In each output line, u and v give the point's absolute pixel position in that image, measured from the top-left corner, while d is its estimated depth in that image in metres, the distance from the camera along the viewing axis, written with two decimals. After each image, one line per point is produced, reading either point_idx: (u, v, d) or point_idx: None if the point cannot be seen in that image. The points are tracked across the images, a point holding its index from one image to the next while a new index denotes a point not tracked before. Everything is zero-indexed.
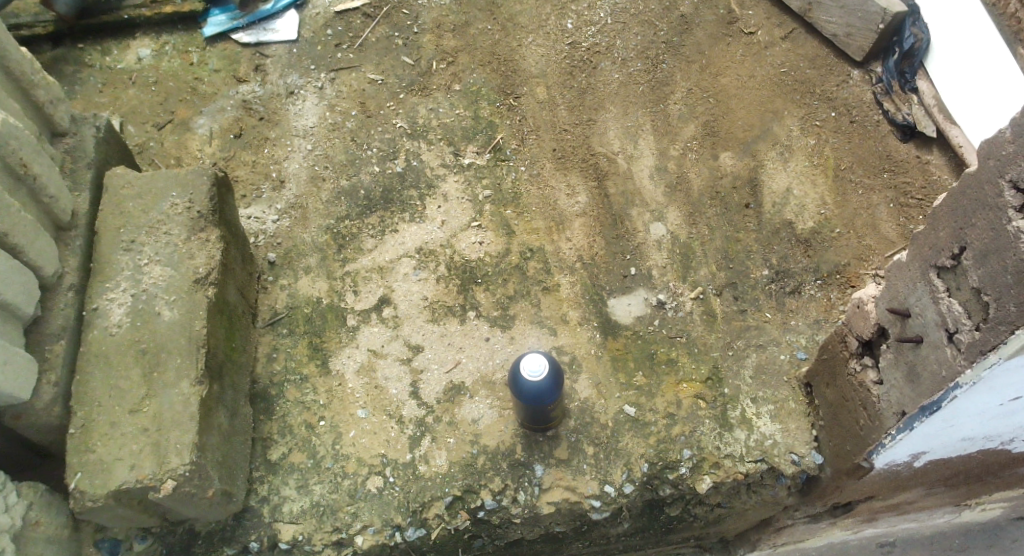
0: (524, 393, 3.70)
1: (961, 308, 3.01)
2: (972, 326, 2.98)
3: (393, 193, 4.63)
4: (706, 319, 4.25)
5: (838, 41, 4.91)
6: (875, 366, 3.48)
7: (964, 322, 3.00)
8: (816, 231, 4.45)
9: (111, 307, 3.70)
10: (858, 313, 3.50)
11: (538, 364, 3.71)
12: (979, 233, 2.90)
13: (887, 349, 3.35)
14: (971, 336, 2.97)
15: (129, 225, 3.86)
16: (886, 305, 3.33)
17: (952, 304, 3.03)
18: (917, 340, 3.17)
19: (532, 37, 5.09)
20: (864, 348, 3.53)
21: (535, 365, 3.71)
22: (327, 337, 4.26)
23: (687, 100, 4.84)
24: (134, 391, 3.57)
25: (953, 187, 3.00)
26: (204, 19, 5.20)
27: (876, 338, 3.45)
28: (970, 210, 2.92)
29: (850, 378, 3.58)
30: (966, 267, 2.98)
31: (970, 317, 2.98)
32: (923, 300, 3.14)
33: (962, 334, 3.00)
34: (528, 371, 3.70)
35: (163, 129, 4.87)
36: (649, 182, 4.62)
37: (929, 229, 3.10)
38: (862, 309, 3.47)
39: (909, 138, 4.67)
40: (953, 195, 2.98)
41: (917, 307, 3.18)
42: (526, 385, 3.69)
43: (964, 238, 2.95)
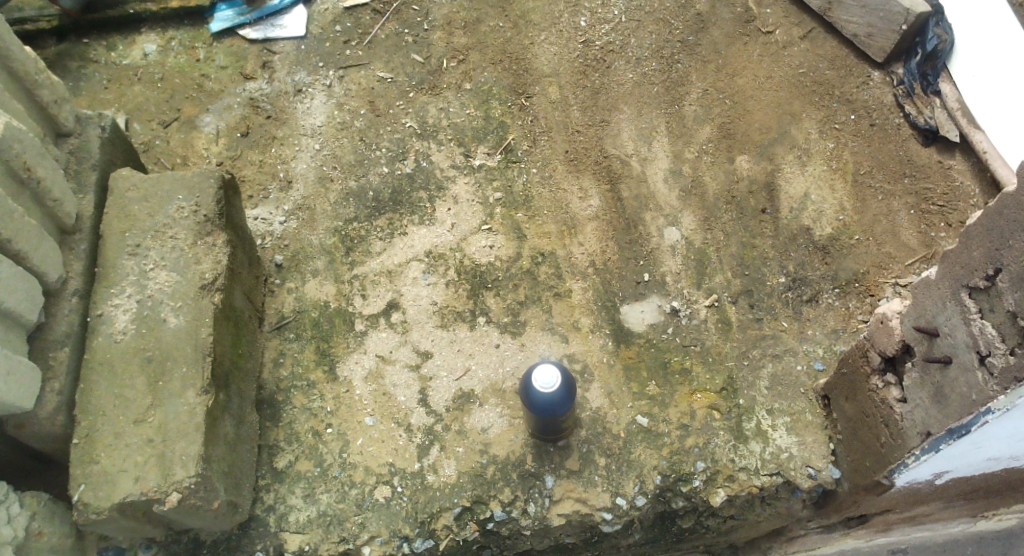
0: (534, 405, 3.63)
1: (994, 331, 2.92)
2: (1005, 350, 2.89)
3: (402, 195, 4.56)
4: (721, 328, 4.16)
5: (859, 41, 4.77)
6: (898, 383, 3.38)
7: (997, 346, 2.91)
8: (835, 238, 4.36)
9: (116, 313, 3.63)
10: (882, 329, 3.39)
11: (551, 379, 3.62)
12: (1017, 255, 2.81)
13: (911, 367, 3.26)
14: (1004, 361, 2.89)
15: (134, 228, 3.78)
16: (912, 322, 3.22)
17: (985, 326, 2.94)
18: (946, 360, 3.09)
19: (545, 35, 4.98)
20: (886, 364, 3.44)
21: (548, 380, 3.62)
22: (334, 343, 4.21)
23: (702, 101, 4.74)
24: (138, 400, 3.50)
25: (989, 206, 2.90)
26: (211, 14, 5.11)
27: (901, 355, 3.34)
28: (1009, 231, 2.82)
29: (872, 395, 3.48)
30: (1001, 289, 2.89)
31: (1005, 341, 2.90)
32: (954, 320, 3.05)
33: (995, 358, 2.92)
34: (540, 384, 3.61)
35: (169, 127, 4.80)
36: (662, 186, 4.52)
37: (962, 247, 3.00)
38: (887, 325, 3.36)
39: (931, 142, 4.55)
40: (989, 213, 2.88)
41: (947, 326, 3.09)
42: (538, 399, 3.61)
43: (1000, 258, 2.86)
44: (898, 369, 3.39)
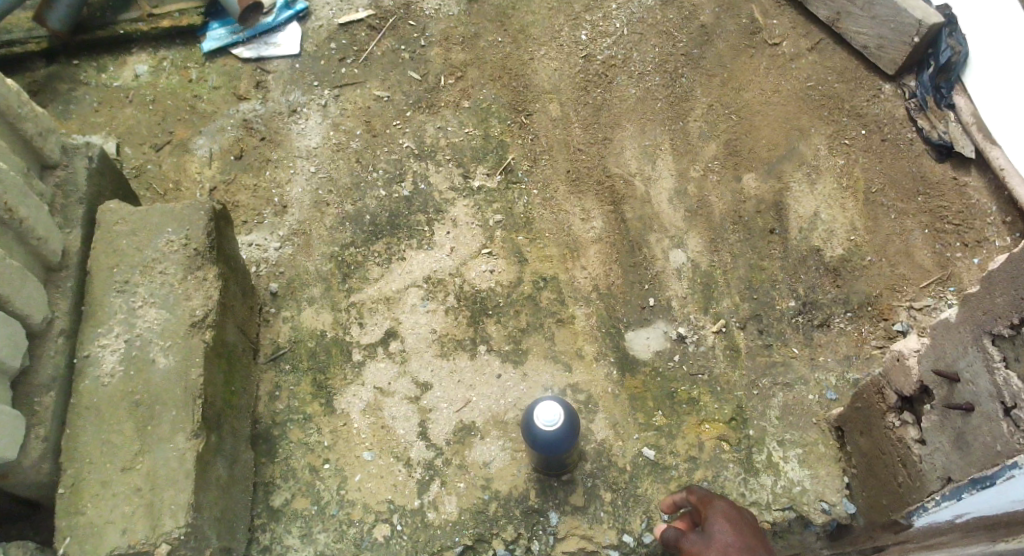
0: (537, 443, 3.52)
1: (1021, 381, 2.89)
2: None
3: (400, 218, 4.44)
4: (729, 355, 4.04)
5: (869, 53, 4.62)
6: (915, 423, 3.34)
7: None
8: (846, 259, 4.22)
9: (103, 354, 3.53)
10: (898, 367, 3.39)
11: (553, 418, 3.48)
12: None
13: (931, 410, 3.23)
14: None
15: (122, 263, 3.67)
16: (930, 364, 3.24)
17: (1010, 376, 2.92)
18: (967, 407, 3.06)
19: (545, 50, 4.82)
20: (903, 403, 3.41)
21: (551, 419, 3.48)
22: (331, 374, 4.10)
23: (708, 117, 4.59)
24: (126, 446, 3.40)
25: (1013, 254, 2.92)
26: (202, 33, 4.97)
27: (918, 395, 3.33)
28: None
29: (888, 433, 3.45)
30: None
31: None
32: (975, 365, 3.04)
33: (1021, 410, 2.88)
34: (543, 423, 3.48)
35: (161, 151, 4.68)
36: (667, 206, 4.39)
37: (985, 292, 3.01)
38: (903, 363, 3.36)
39: (945, 159, 4.39)
40: (1014, 261, 2.89)
41: (969, 372, 3.07)
42: (540, 438, 3.49)
43: None
44: (914, 409, 3.36)
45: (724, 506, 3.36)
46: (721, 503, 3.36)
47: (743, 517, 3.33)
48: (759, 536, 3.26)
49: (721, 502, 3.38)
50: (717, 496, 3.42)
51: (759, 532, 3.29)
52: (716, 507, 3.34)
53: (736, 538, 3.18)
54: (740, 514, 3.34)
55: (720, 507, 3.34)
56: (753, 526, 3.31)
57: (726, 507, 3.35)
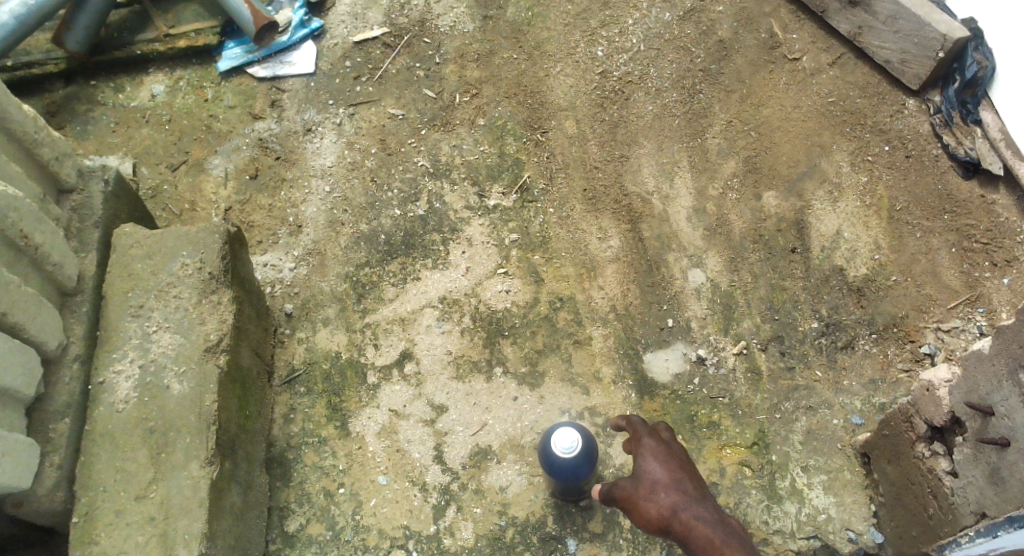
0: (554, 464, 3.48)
1: None
2: None
3: (415, 238, 4.39)
4: (750, 378, 4.01)
5: (891, 68, 4.54)
6: (947, 454, 3.36)
7: None
8: (870, 279, 4.18)
9: (118, 380, 3.50)
10: (928, 397, 3.39)
11: (571, 445, 3.41)
12: None
13: (964, 443, 3.25)
14: None
15: (137, 287, 3.64)
16: (962, 396, 3.24)
17: None
18: (1003, 442, 3.07)
19: (560, 66, 4.74)
20: (933, 433, 3.42)
21: (569, 446, 3.41)
22: (346, 396, 4.05)
23: (726, 134, 4.53)
24: (140, 474, 3.37)
25: None
26: (218, 52, 4.94)
27: (949, 426, 3.34)
28: None
29: (917, 463, 3.47)
30: None
31: None
32: (1011, 400, 3.06)
33: None
34: (560, 450, 3.42)
35: (177, 171, 4.66)
36: (686, 225, 4.33)
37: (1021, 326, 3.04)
38: (934, 393, 3.35)
39: (972, 176, 4.30)
40: None
41: (1004, 407, 3.09)
42: (557, 462, 3.45)
43: None
44: (946, 439, 3.37)
45: (653, 442, 3.31)
46: (649, 439, 3.32)
47: (672, 450, 3.33)
48: (689, 471, 3.28)
49: (650, 438, 3.32)
50: (646, 430, 3.34)
51: (689, 464, 3.31)
52: (645, 447, 3.30)
53: (667, 482, 3.20)
54: (668, 448, 3.33)
55: (648, 445, 3.30)
56: (684, 459, 3.32)
57: (653, 442, 3.31)
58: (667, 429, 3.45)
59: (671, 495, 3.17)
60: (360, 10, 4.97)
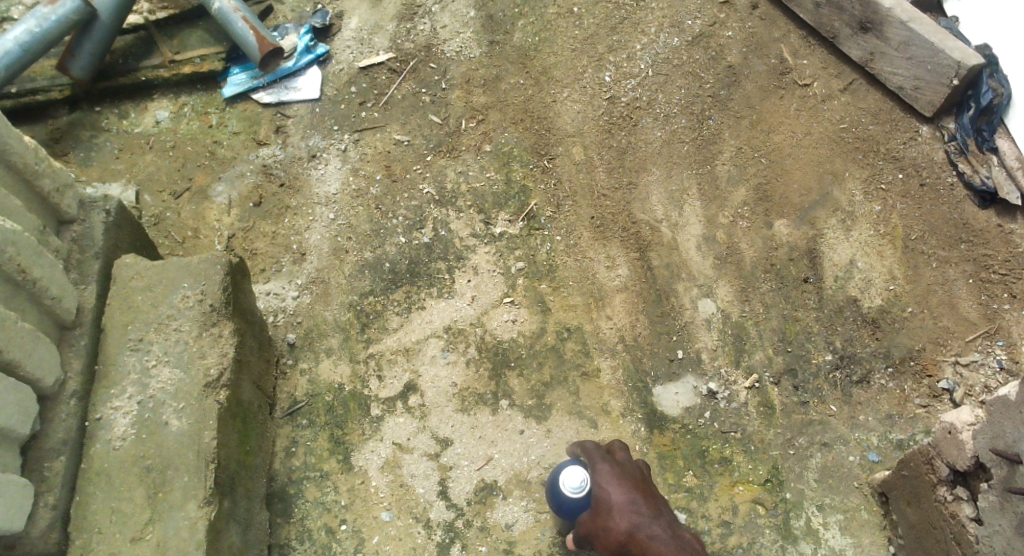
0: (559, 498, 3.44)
1: None
2: None
3: (420, 266, 4.32)
4: (763, 412, 3.93)
5: (904, 95, 4.46)
6: (970, 499, 3.27)
7: None
8: (885, 310, 4.08)
9: (115, 417, 3.46)
10: (950, 440, 3.31)
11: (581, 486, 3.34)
12: None
13: (988, 490, 3.15)
14: None
15: (136, 320, 3.59)
16: (988, 443, 3.15)
17: None
18: None
19: (567, 92, 4.68)
20: (956, 477, 3.33)
21: (578, 487, 3.34)
22: (349, 429, 3.99)
23: (736, 160, 4.45)
24: (137, 515, 3.33)
25: None
26: (223, 78, 4.89)
27: (972, 470, 3.25)
28: None
29: (938, 507, 3.38)
30: None
31: None
32: None
33: None
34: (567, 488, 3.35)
35: (181, 198, 4.60)
36: (696, 253, 4.25)
37: None
38: (956, 437, 3.27)
39: (989, 205, 4.23)
40: None
41: None
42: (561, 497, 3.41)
43: None
44: (968, 483, 3.29)
45: (607, 466, 3.38)
46: (603, 464, 3.38)
47: (625, 470, 3.41)
48: (643, 490, 3.36)
49: (604, 462, 3.39)
50: (599, 455, 3.40)
51: (642, 483, 3.40)
52: (600, 472, 3.36)
53: (623, 508, 3.28)
54: (621, 468, 3.40)
55: (602, 470, 3.37)
56: (636, 478, 3.40)
57: (607, 466, 3.38)
58: (619, 446, 3.52)
59: (626, 521, 3.26)
60: (366, 35, 4.92)
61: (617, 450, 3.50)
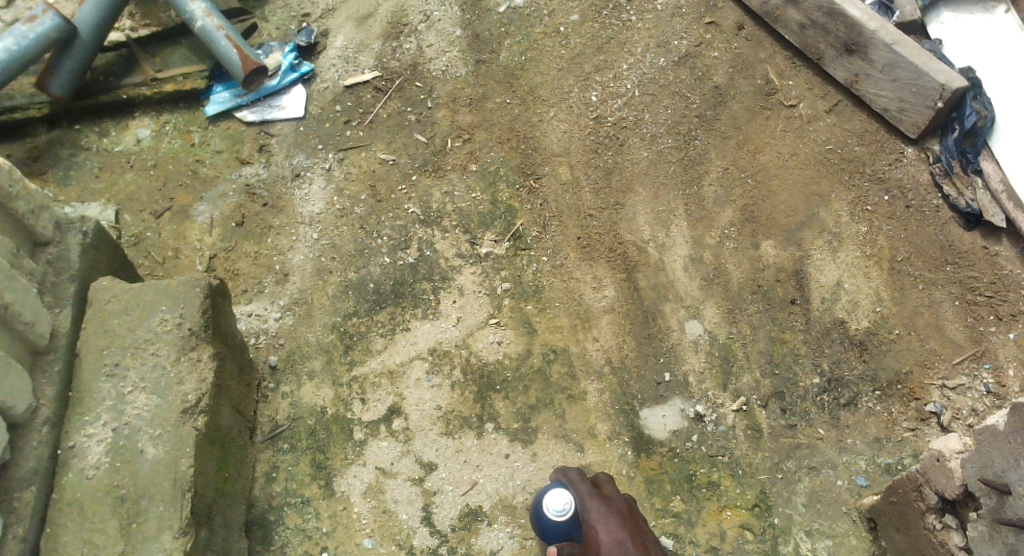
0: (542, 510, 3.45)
1: None
2: None
3: (404, 287, 4.27)
4: (751, 436, 3.90)
5: (889, 116, 4.45)
6: (959, 528, 3.24)
7: None
8: (872, 332, 4.06)
9: (89, 444, 3.40)
10: (938, 468, 3.28)
11: (567, 512, 3.35)
12: None
13: (977, 519, 3.11)
14: None
15: (113, 344, 3.54)
16: (976, 471, 3.11)
17: None
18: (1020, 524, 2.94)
19: (554, 111, 4.65)
20: (944, 504, 3.29)
21: (563, 510, 3.35)
22: (331, 453, 3.94)
23: (723, 181, 4.43)
24: (110, 546, 3.25)
25: None
26: (206, 96, 4.85)
27: (961, 498, 3.22)
28: None
29: (927, 534, 3.34)
30: None
31: None
32: None
33: None
34: (550, 508, 3.37)
35: (161, 218, 4.54)
36: (683, 274, 4.22)
37: None
38: (944, 464, 3.25)
39: (974, 227, 4.22)
40: None
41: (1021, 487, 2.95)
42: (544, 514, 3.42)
43: None
44: (957, 512, 3.25)
45: (596, 503, 3.30)
46: (591, 498, 3.32)
47: (614, 506, 3.33)
48: (634, 528, 3.25)
49: (593, 500, 3.31)
50: (587, 489, 3.36)
51: (632, 519, 3.30)
52: (588, 506, 3.30)
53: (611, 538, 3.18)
54: (610, 505, 3.32)
55: (590, 503, 3.31)
56: (627, 516, 3.30)
57: (595, 499, 3.32)
58: (607, 483, 3.49)
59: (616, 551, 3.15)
60: (351, 54, 4.89)
61: (605, 486, 3.46)
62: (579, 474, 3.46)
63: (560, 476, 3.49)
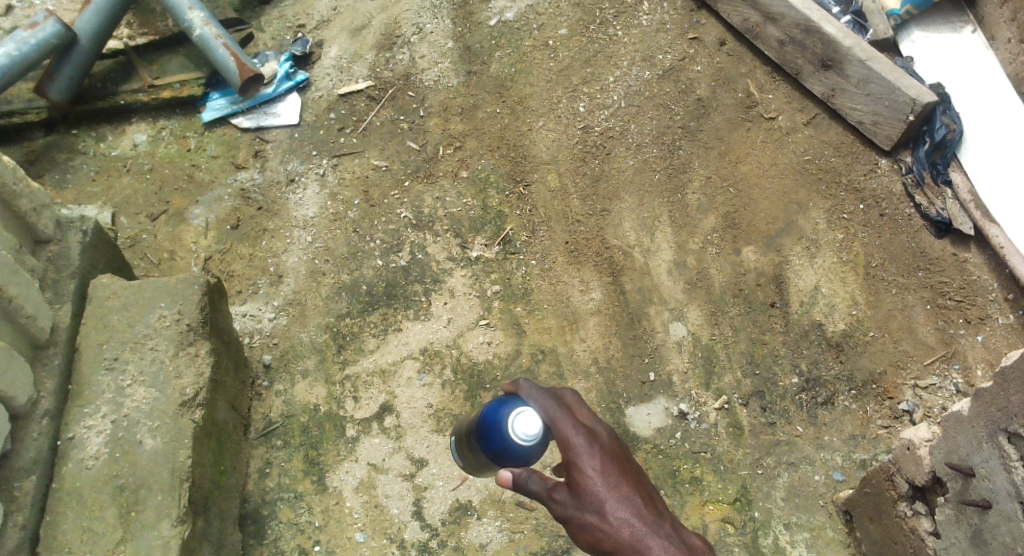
0: (500, 432, 2.95)
1: None
2: None
3: (397, 288, 4.39)
4: (732, 433, 4.03)
5: (864, 129, 4.62)
6: (928, 514, 3.37)
7: None
8: (848, 334, 4.21)
9: (88, 435, 3.48)
10: (909, 456, 3.41)
11: (535, 435, 2.87)
12: None
13: (945, 503, 3.26)
14: None
15: (112, 340, 3.63)
16: (943, 457, 3.26)
17: None
18: (984, 504, 3.09)
19: (543, 121, 4.79)
20: (915, 492, 3.43)
21: (531, 434, 2.87)
22: (324, 450, 4.04)
23: (705, 189, 4.58)
24: (108, 533, 3.34)
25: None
26: (202, 103, 4.95)
27: (930, 484, 3.35)
28: None
29: (899, 521, 3.48)
30: None
31: None
32: (991, 462, 3.07)
33: None
34: (520, 428, 2.87)
35: (157, 220, 4.63)
36: (667, 278, 4.36)
37: (997, 389, 3.05)
38: (914, 452, 3.38)
39: (944, 235, 4.39)
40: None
41: (984, 469, 3.10)
42: (504, 434, 2.92)
43: None
44: (927, 498, 3.38)
45: (582, 441, 2.83)
46: (576, 435, 2.82)
47: (600, 442, 2.85)
48: (624, 467, 2.84)
49: (579, 436, 2.83)
50: (571, 425, 2.84)
51: (620, 455, 2.87)
52: (577, 448, 2.81)
53: (615, 490, 2.77)
54: (596, 441, 2.84)
55: (583, 451, 2.81)
56: (615, 451, 2.86)
57: (581, 435, 2.83)
58: (580, 405, 2.94)
59: (623, 506, 2.76)
60: (345, 64, 5.01)
61: (581, 411, 2.93)
62: (553, 398, 2.91)
63: (528, 398, 2.92)
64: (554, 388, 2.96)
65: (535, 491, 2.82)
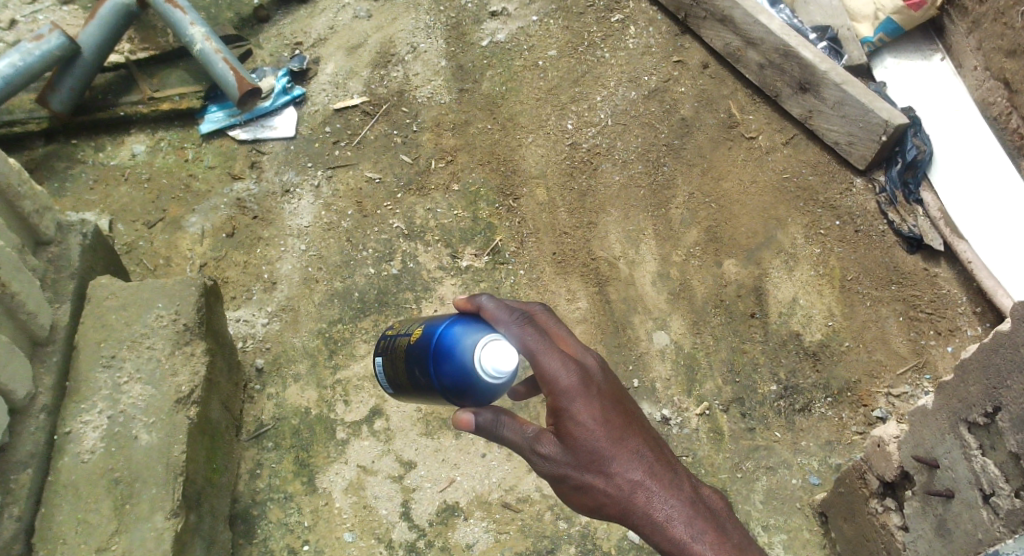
0: (462, 361, 2.86)
1: (997, 470, 3.04)
2: (1009, 491, 3.00)
3: (388, 295, 4.50)
4: (712, 438, 4.15)
5: (839, 149, 4.79)
6: (898, 509, 3.50)
7: (1001, 486, 3.02)
8: (825, 344, 4.36)
9: (85, 431, 3.57)
10: (879, 453, 3.54)
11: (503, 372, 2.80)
12: (1015, 395, 2.95)
13: (912, 496, 3.40)
14: (1009, 503, 3.00)
15: (109, 338, 3.73)
16: (910, 451, 3.39)
17: (987, 464, 3.07)
18: (948, 494, 3.22)
19: (532, 137, 4.94)
20: (886, 489, 3.56)
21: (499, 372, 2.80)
22: (315, 452, 4.13)
23: (688, 205, 4.72)
24: (103, 526, 3.41)
25: (984, 342, 3.05)
26: (201, 115, 5.07)
27: (899, 480, 3.49)
28: (1005, 370, 2.97)
29: (871, 518, 3.60)
30: (1002, 428, 3.02)
31: (1008, 481, 3.01)
32: (954, 453, 3.19)
33: (1000, 498, 3.03)
34: (491, 368, 2.80)
35: (154, 228, 4.73)
36: (651, 288, 4.50)
37: (959, 382, 3.16)
38: (884, 449, 3.51)
39: (916, 251, 4.56)
40: (985, 351, 3.03)
41: (947, 460, 3.23)
42: (468, 371, 2.85)
43: (998, 397, 3.01)
44: (897, 494, 3.52)
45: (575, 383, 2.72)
46: (568, 376, 2.71)
47: (594, 386, 2.76)
48: (618, 411, 2.78)
49: (571, 378, 2.72)
50: (559, 363, 2.73)
51: (615, 397, 2.80)
52: (572, 393, 2.71)
53: (617, 447, 2.74)
54: (590, 383, 2.75)
55: (575, 399, 2.71)
56: (608, 393, 2.78)
57: (574, 376, 2.72)
58: (567, 338, 2.86)
59: (625, 463, 2.75)
60: (341, 80, 5.15)
61: (567, 345, 2.84)
62: (532, 329, 2.78)
63: (505, 330, 2.80)
64: (523, 313, 2.83)
65: (510, 439, 2.78)
